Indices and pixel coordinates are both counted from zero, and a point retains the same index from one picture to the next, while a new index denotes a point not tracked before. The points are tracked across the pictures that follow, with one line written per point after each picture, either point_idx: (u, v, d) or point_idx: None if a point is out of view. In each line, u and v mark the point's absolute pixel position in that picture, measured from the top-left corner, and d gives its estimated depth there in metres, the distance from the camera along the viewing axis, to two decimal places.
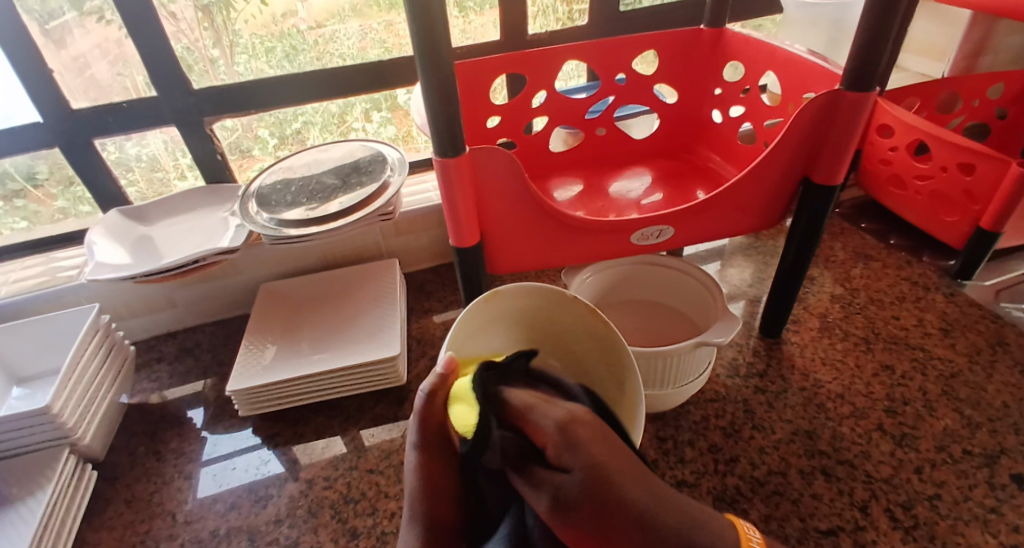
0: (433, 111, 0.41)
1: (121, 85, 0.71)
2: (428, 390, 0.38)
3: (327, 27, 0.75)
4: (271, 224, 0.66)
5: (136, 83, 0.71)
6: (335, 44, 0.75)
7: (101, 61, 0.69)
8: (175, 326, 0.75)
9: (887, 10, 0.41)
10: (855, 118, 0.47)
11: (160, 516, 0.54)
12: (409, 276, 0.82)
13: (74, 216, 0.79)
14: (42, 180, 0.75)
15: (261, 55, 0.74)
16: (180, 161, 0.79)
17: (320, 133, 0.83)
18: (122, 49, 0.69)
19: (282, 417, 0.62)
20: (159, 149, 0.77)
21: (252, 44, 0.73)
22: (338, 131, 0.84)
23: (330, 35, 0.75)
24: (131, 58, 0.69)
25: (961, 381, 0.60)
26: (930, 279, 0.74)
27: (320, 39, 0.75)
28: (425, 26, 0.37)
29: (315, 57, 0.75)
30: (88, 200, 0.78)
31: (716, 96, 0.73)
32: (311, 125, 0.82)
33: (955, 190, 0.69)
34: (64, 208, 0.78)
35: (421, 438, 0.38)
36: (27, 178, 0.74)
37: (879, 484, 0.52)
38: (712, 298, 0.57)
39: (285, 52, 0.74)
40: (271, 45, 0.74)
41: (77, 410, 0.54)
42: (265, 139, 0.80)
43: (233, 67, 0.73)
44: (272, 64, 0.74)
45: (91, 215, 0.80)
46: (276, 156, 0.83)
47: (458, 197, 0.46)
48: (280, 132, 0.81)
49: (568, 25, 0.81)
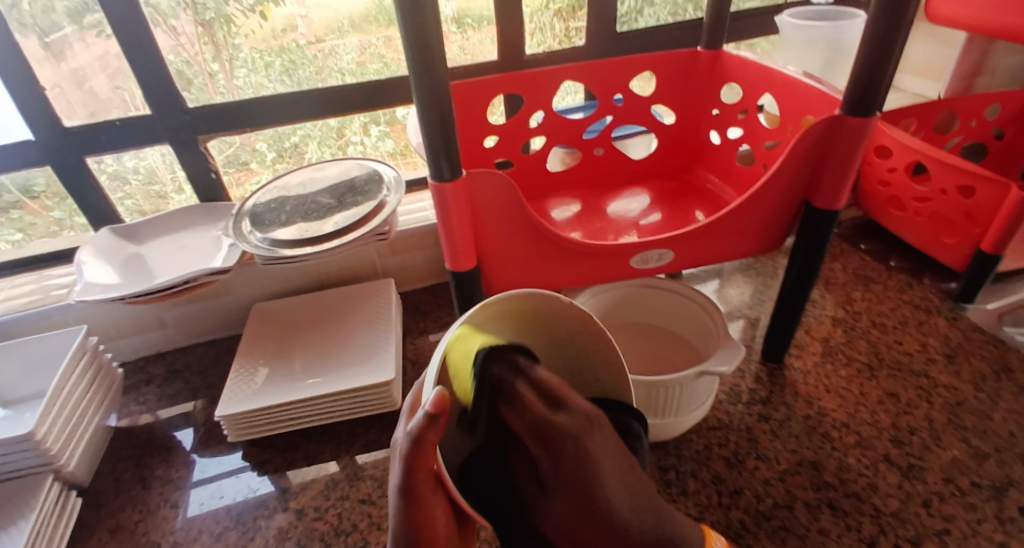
0: (429, 134, 0.41)
1: (119, 98, 0.70)
2: (415, 435, 0.29)
3: (327, 41, 0.74)
4: (264, 244, 0.65)
5: (135, 97, 0.70)
6: (335, 58, 0.75)
7: (100, 74, 0.68)
8: (166, 345, 0.74)
9: (888, 36, 0.41)
10: (858, 143, 0.47)
11: (144, 546, 0.52)
12: (405, 295, 0.81)
13: (68, 230, 0.78)
14: (38, 193, 0.74)
15: (261, 70, 0.73)
16: (177, 175, 0.78)
17: (318, 147, 0.82)
18: (122, 63, 0.68)
19: (272, 443, 0.60)
20: (157, 162, 0.76)
21: (252, 58, 0.73)
22: (336, 145, 0.83)
23: (329, 50, 0.75)
24: (129, 72, 0.69)
25: (966, 408, 0.59)
26: (932, 302, 0.73)
27: (320, 54, 0.75)
28: (421, 49, 0.36)
29: (314, 72, 0.75)
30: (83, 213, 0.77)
31: (714, 117, 0.73)
32: (309, 139, 0.81)
33: (955, 212, 0.68)
34: (59, 220, 0.77)
35: (408, 483, 0.31)
36: (22, 190, 0.73)
37: (887, 519, 0.50)
38: (713, 323, 0.56)
39: (284, 66, 0.74)
40: (271, 60, 0.73)
41: (60, 436, 0.53)
42: (263, 153, 0.80)
43: (232, 81, 0.73)
44: (272, 77, 0.74)
45: (86, 228, 0.78)
46: (274, 170, 0.82)
47: (454, 221, 0.45)
48: (278, 146, 0.80)
49: (565, 43, 0.82)
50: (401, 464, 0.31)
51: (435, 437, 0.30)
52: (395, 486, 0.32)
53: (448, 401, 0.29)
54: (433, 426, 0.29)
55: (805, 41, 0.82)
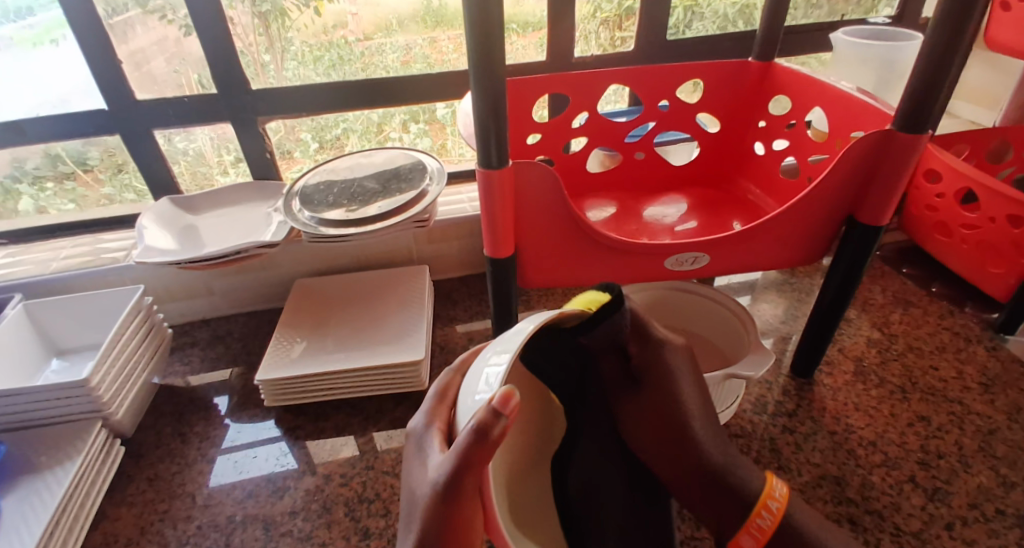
0: (481, 121, 0.42)
1: (176, 81, 0.74)
2: (476, 428, 0.27)
3: (374, 39, 0.77)
4: (312, 222, 0.68)
5: (191, 80, 0.74)
6: (380, 56, 0.78)
7: (159, 57, 0.72)
8: (209, 314, 0.77)
9: (946, 55, 0.41)
10: (905, 159, 0.47)
11: (180, 496, 0.55)
12: (437, 284, 0.83)
13: (118, 203, 0.83)
14: (92, 165, 0.79)
15: (310, 63, 0.77)
16: (224, 158, 0.82)
17: (359, 140, 0.85)
18: (180, 47, 0.72)
19: (304, 411, 0.63)
20: (206, 144, 0.80)
21: (302, 51, 0.76)
22: (376, 139, 0.86)
23: (376, 48, 0.78)
24: (188, 56, 0.73)
25: (999, 438, 0.58)
26: (972, 331, 0.72)
27: (367, 51, 0.78)
28: (482, 39, 0.38)
29: (360, 68, 0.78)
30: (134, 188, 0.82)
31: (759, 128, 0.73)
32: (351, 132, 0.84)
33: (1003, 241, 0.67)
34: (110, 195, 0.82)
35: (452, 483, 0.28)
36: (79, 163, 0.78)
37: (907, 538, 0.50)
38: (745, 329, 0.56)
39: (333, 61, 0.77)
40: (321, 54, 0.77)
41: (112, 387, 0.56)
42: (307, 143, 0.83)
43: (283, 72, 0.76)
44: (319, 71, 0.77)
45: (137, 203, 0.83)
46: (316, 160, 0.85)
47: (498, 207, 0.47)
48: (321, 137, 0.83)
49: (610, 51, 0.83)
50: (451, 460, 0.28)
51: (500, 437, 0.27)
52: (435, 482, 0.28)
53: (515, 398, 0.28)
54: (499, 424, 0.27)
55: (858, 56, 0.81)
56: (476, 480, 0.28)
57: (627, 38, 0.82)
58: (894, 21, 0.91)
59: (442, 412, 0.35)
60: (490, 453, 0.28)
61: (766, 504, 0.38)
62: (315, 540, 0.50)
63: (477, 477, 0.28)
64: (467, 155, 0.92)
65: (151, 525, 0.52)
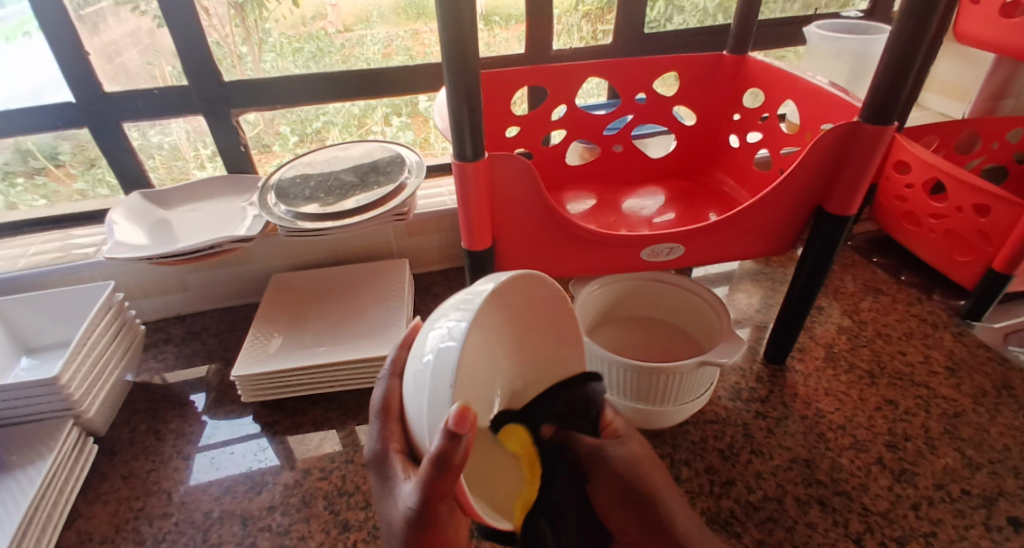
0: (455, 112, 0.42)
1: (149, 73, 0.72)
2: (438, 459, 0.30)
3: (355, 31, 0.76)
4: (288, 215, 0.67)
5: (165, 73, 0.73)
6: (361, 48, 0.77)
7: (133, 49, 0.71)
8: (185, 309, 0.76)
9: (910, 49, 0.42)
10: (873, 150, 0.48)
11: (155, 494, 0.54)
12: (418, 277, 0.83)
13: (91, 199, 0.81)
14: (63, 160, 0.77)
15: (289, 55, 0.75)
16: (200, 151, 0.80)
17: (340, 133, 0.84)
18: (154, 39, 0.70)
19: (282, 406, 0.62)
20: (181, 138, 0.78)
21: (280, 43, 0.75)
22: (357, 133, 0.85)
23: (357, 40, 0.77)
24: (162, 48, 0.71)
25: (964, 420, 0.60)
26: (939, 317, 0.74)
27: (348, 43, 0.77)
28: (455, 29, 0.38)
29: (340, 60, 0.77)
30: (107, 183, 0.80)
31: (734, 121, 0.74)
32: (332, 126, 0.83)
33: (970, 230, 0.69)
34: (83, 190, 0.80)
35: (427, 505, 0.32)
36: (49, 157, 0.76)
37: (875, 518, 0.51)
38: (717, 316, 0.56)
39: (312, 53, 0.76)
40: (300, 46, 0.75)
41: (83, 384, 0.55)
42: (286, 136, 0.82)
43: (260, 64, 0.75)
44: (298, 63, 0.76)
45: (110, 199, 0.82)
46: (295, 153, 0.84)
47: (472, 200, 0.47)
48: (301, 131, 0.82)
49: (590, 44, 0.83)
50: (421, 489, 0.32)
51: (460, 460, 0.31)
52: (412, 506, 0.33)
53: (471, 417, 0.30)
54: (460, 449, 0.30)
55: (833, 50, 0.83)
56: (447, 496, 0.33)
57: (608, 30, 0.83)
58: (867, 15, 0.93)
59: (395, 429, 0.37)
60: (455, 476, 0.31)
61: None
62: (294, 534, 0.50)
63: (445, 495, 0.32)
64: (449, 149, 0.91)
65: (126, 523, 0.51)
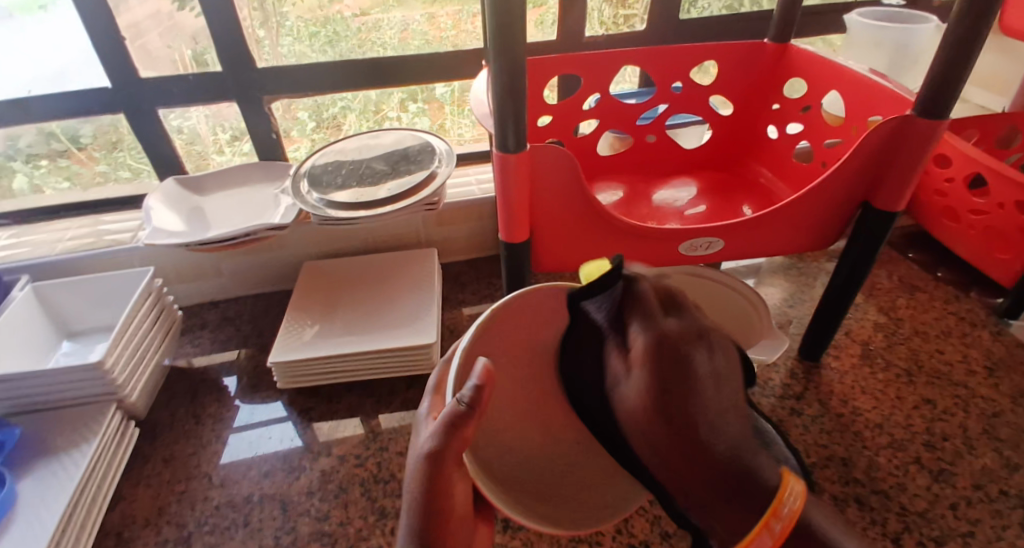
0: (499, 101, 0.41)
1: (169, 57, 0.72)
2: (468, 401, 0.32)
3: (371, 15, 0.75)
4: (321, 203, 0.67)
5: (184, 57, 0.72)
6: (378, 32, 0.77)
7: (153, 31, 0.70)
8: (219, 295, 0.77)
9: (964, 46, 0.41)
10: (923, 146, 0.47)
11: (196, 477, 0.55)
12: (446, 267, 0.83)
13: (113, 181, 0.82)
14: (85, 143, 0.77)
15: (305, 39, 0.75)
16: (219, 136, 0.80)
17: (357, 119, 0.84)
18: (173, 22, 0.70)
19: (317, 393, 0.63)
20: (200, 122, 0.78)
21: (297, 27, 0.74)
22: (374, 119, 0.84)
23: (373, 24, 0.76)
24: (182, 31, 0.71)
25: (1004, 421, 0.59)
26: (977, 316, 0.72)
27: (363, 27, 0.76)
28: (503, 16, 0.37)
29: (357, 45, 0.76)
30: (128, 165, 0.80)
31: (773, 111, 0.72)
32: (348, 111, 0.82)
33: (1011, 227, 0.67)
34: (105, 172, 0.81)
35: (441, 448, 0.33)
36: (71, 140, 0.77)
37: (913, 517, 0.51)
38: (757, 313, 0.58)
39: (329, 37, 0.75)
40: (315, 30, 0.75)
41: (126, 369, 0.56)
42: (304, 121, 0.81)
43: (278, 48, 0.74)
44: (314, 48, 0.75)
45: (131, 181, 0.82)
46: (312, 139, 0.83)
47: (514, 192, 0.46)
48: (318, 116, 0.81)
49: (612, 32, 0.82)
50: (440, 427, 0.33)
51: (481, 407, 0.33)
52: (421, 450, 0.33)
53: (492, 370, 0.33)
54: (483, 393, 0.33)
55: (873, 39, 0.80)
56: (461, 445, 0.33)
57: (632, 16, 0.81)
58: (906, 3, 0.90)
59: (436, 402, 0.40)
60: (472, 422, 0.33)
61: (768, 526, 0.28)
62: (333, 519, 0.51)
63: (462, 443, 0.33)
64: (465, 136, 0.90)
65: (169, 505, 0.53)
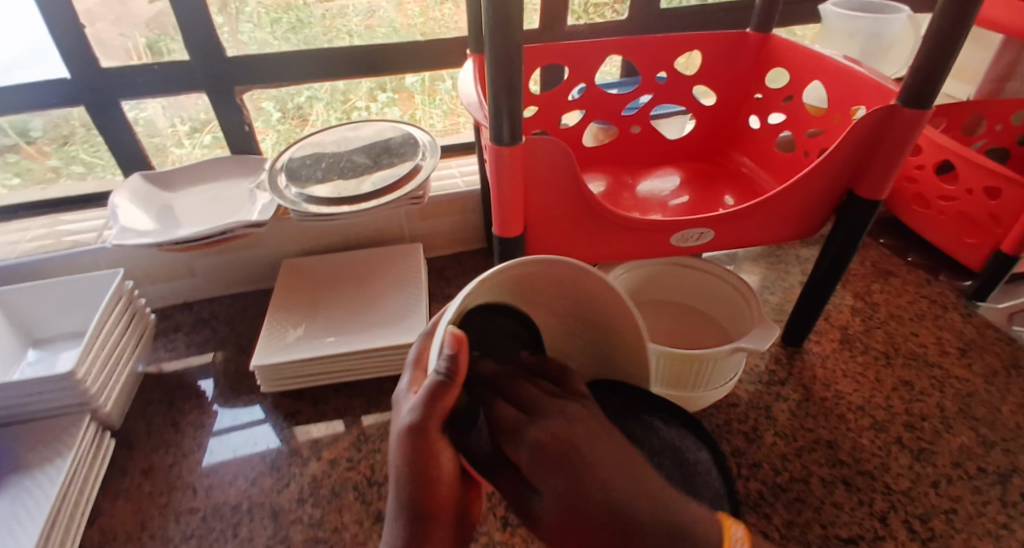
0: (495, 91, 0.40)
1: (122, 45, 0.68)
2: (445, 372, 0.33)
3: (336, 1, 0.73)
4: (300, 199, 0.65)
5: (139, 46, 0.69)
6: (343, 19, 0.74)
7: (105, 19, 0.66)
8: (192, 296, 0.74)
9: (948, 40, 0.42)
10: (908, 136, 0.47)
11: (179, 488, 0.53)
12: (430, 261, 0.81)
13: (64, 177, 0.77)
14: (36, 137, 0.73)
15: (266, 25, 0.71)
16: (178, 127, 0.76)
17: (324, 109, 0.81)
18: (126, 8, 0.66)
19: (303, 395, 0.61)
20: (156, 112, 0.74)
21: (258, 13, 0.70)
22: (342, 109, 0.81)
23: (338, 10, 0.73)
24: (136, 19, 0.67)
25: (977, 400, 0.61)
26: (947, 299, 0.75)
27: (328, 14, 0.73)
28: (499, 3, 0.35)
29: (323, 32, 0.73)
30: (81, 159, 0.76)
31: (756, 101, 0.73)
32: (315, 100, 0.79)
33: (979, 213, 0.70)
34: (57, 167, 0.76)
35: (423, 420, 0.33)
36: (20, 134, 0.72)
37: (897, 496, 0.53)
38: (744, 302, 0.56)
39: (292, 23, 0.72)
40: (278, 16, 0.71)
41: (99, 378, 0.53)
42: (269, 112, 0.78)
43: (238, 35, 0.70)
44: (277, 35, 0.72)
45: (86, 176, 0.77)
46: (278, 129, 0.80)
47: (507, 186, 0.46)
48: (283, 106, 0.78)
49: (582, 20, 0.80)
50: (421, 400, 0.33)
51: (457, 372, 0.33)
52: (404, 423, 0.34)
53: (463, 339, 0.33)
54: (456, 360, 0.33)
55: (846, 30, 0.82)
56: (442, 415, 0.34)
57: (602, 5, 0.80)
58: None
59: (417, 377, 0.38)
60: (452, 386, 0.33)
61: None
62: (327, 525, 0.50)
63: (442, 413, 0.33)
64: (437, 126, 0.88)
65: (152, 519, 0.51)
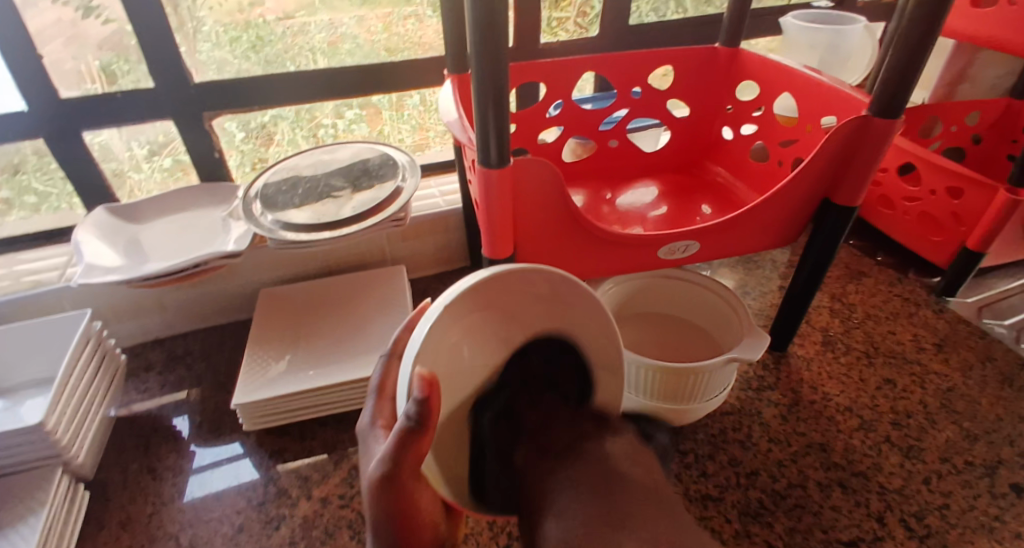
0: (482, 109, 0.39)
1: (74, 70, 0.65)
2: (415, 417, 0.28)
3: (296, 18, 0.71)
4: (277, 226, 0.63)
5: (93, 69, 0.65)
6: (306, 36, 0.72)
7: (56, 41, 0.63)
8: (165, 332, 0.71)
9: (916, 49, 0.43)
10: (881, 144, 0.49)
11: (161, 539, 0.50)
12: (413, 282, 0.80)
13: (16, 210, 0.73)
14: None
15: (226, 45, 0.69)
16: (135, 150, 0.72)
17: (290, 127, 0.78)
18: (77, 31, 0.63)
19: (288, 431, 0.59)
20: (112, 136, 0.70)
21: (216, 32, 0.68)
22: (307, 127, 0.79)
23: (299, 27, 0.71)
24: (87, 41, 0.64)
25: (958, 394, 0.63)
26: (919, 296, 0.77)
27: (290, 31, 0.71)
28: (485, 26, 0.35)
29: (284, 51, 0.72)
30: (34, 190, 0.72)
31: (728, 113, 0.74)
32: (280, 119, 0.76)
33: (944, 212, 0.72)
34: (7, 199, 0.71)
35: (396, 466, 0.29)
36: None
37: (892, 495, 0.53)
38: (735, 314, 0.57)
39: (252, 43, 0.70)
40: (237, 35, 0.69)
41: (70, 427, 0.50)
42: (232, 133, 0.75)
43: (196, 55, 0.68)
44: (237, 54, 0.70)
45: (39, 207, 0.73)
46: (242, 151, 0.77)
47: (496, 207, 0.45)
48: (246, 126, 0.75)
49: (551, 39, 0.80)
50: (391, 445, 0.29)
51: (433, 417, 0.28)
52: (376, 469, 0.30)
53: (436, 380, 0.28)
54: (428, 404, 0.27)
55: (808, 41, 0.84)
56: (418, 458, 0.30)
57: (565, 19, 0.80)
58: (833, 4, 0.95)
59: (385, 406, 0.36)
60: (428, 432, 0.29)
61: None
62: None
63: (419, 456, 0.29)
64: (406, 142, 0.86)
65: None
